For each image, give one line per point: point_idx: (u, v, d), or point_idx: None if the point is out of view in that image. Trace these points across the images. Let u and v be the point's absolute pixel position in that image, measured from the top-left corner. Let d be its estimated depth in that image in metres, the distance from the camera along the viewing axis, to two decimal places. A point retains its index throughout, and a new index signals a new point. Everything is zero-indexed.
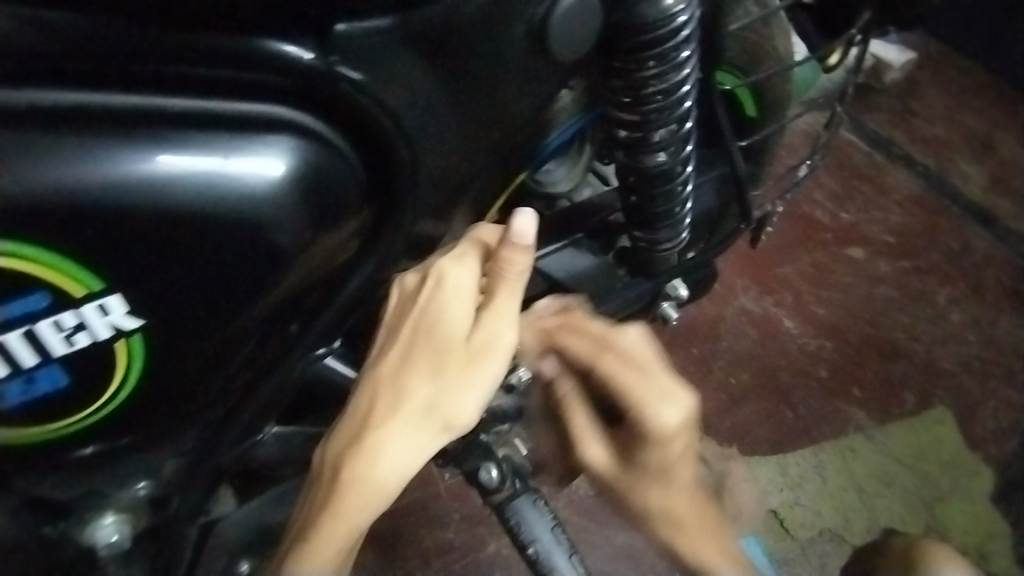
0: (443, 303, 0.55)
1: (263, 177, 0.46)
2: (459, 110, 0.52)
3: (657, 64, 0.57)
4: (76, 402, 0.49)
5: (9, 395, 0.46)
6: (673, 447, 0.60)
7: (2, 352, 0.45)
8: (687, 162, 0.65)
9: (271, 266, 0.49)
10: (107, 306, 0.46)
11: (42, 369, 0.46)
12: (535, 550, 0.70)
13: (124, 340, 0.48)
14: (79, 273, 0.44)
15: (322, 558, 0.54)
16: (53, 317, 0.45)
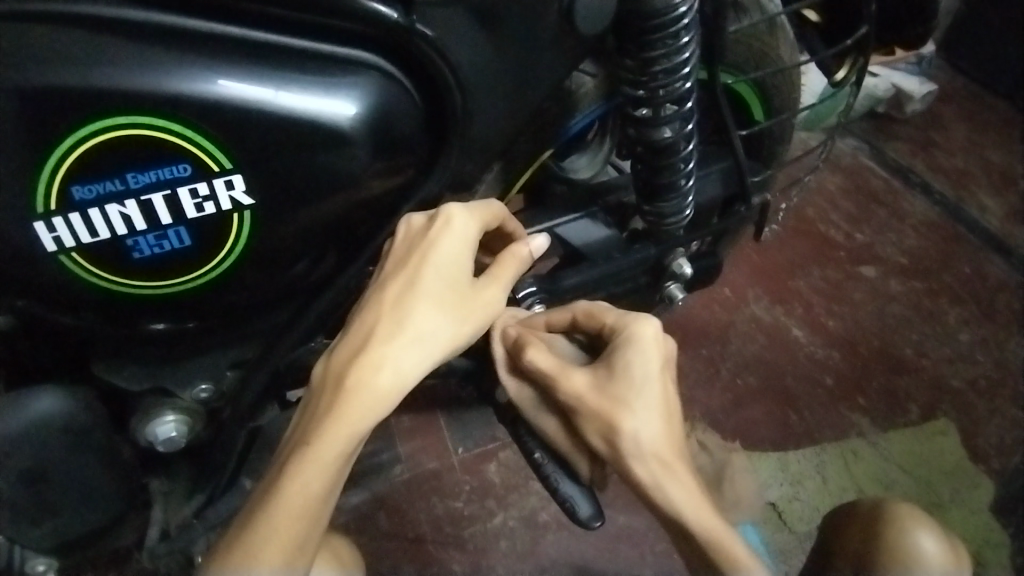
0: (450, 244, 0.61)
1: (343, 113, 0.55)
2: (498, 73, 0.61)
3: (663, 48, 0.66)
4: (190, 264, 0.58)
5: (141, 246, 0.55)
6: (653, 361, 0.71)
7: (146, 207, 0.54)
8: (689, 140, 0.73)
9: (342, 185, 0.58)
10: (232, 183, 0.55)
11: (173, 228, 0.55)
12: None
13: (238, 214, 0.57)
14: (214, 151, 0.53)
15: (320, 461, 0.58)
16: (192, 185, 0.54)
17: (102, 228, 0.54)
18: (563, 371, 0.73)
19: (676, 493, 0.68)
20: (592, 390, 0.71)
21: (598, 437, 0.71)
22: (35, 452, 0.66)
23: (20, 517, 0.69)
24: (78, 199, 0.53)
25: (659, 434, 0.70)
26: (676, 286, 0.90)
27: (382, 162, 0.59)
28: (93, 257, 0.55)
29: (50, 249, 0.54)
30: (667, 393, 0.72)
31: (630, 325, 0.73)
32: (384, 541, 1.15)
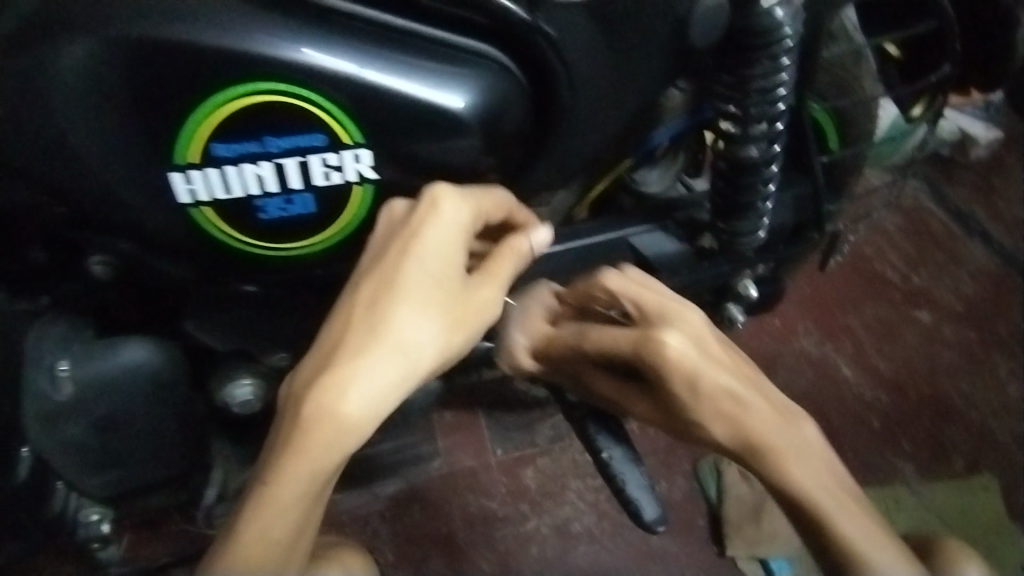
0: (438, 239, 0.57)
1: (458, 105, 0.56)
2: (607, 80, 0.60)
3: (766, 65, 0.66)
4: (307, 229, 0.60)
5: (269, 208, 0.58)
6: (684, 362, 0.75)
7: (279, 171, 0.57)
8: (773, 163, 0.74)
9: (444, 172, 0.59)
10: (360, 156, 0.57)
11: (300, 194, 0.58)
12: (609, 456, 0.85)
13: (359, 187, 0.59)
14: (348, 123, 0.55)
15: (279, 502, 0.55)
16: (323, 154, 0.57)
17: (236, 186, 0.57)
18: (664, 377, 0.76)
19: (813, 476, 0.70)
20: (687, 388, 0.75)
21: (714, 423, 0.75)
22: (120, 400, 0.69)
23: (93, 463, 0.72)
24: (218, 155, 0.55)
25: (741, 426, 0.74)
26: (737, 308, 0.91)
27: (487, 154, 0.60)
28: (222, 212, 0.58)
29: (184, 200, 0.58)
30: (724, 384, 0.75)
31: (654, 330, 0.77)
32: (417, 533, 1.17)
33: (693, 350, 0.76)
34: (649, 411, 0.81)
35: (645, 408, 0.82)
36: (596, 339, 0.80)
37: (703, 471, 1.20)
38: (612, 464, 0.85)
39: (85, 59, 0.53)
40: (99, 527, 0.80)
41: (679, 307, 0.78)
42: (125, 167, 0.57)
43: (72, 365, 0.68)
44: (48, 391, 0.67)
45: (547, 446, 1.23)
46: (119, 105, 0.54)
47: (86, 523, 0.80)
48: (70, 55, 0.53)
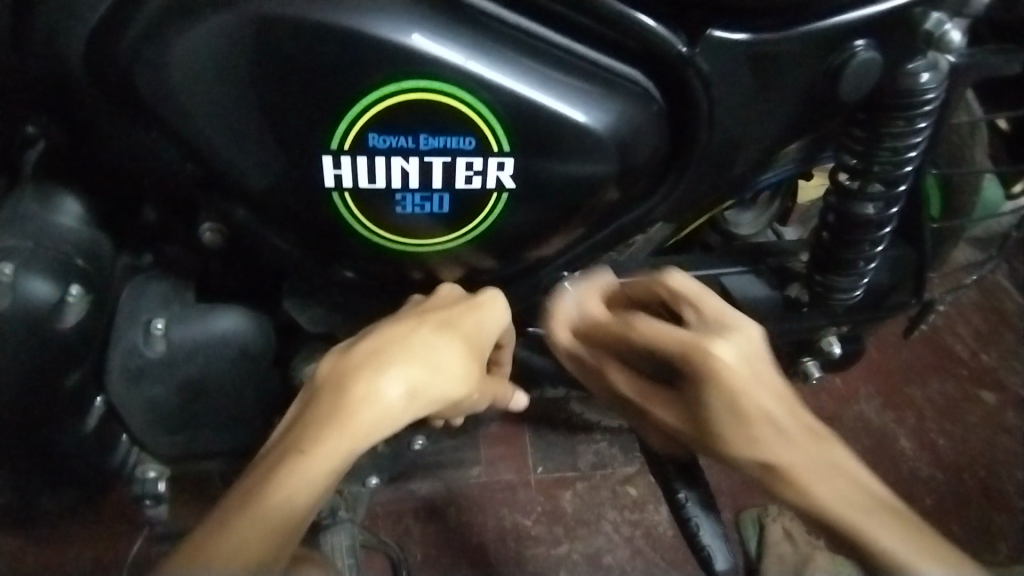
0: (492, 316, 0.62)
1: (597, 124, 0.55)
2: (744, 118, 0.58)
3: (904, 125, 0.64)
4: (435, 230, 0.59)
5: (406, 204, 0.58)
6: (729, 384, 0.55)
7: (425, 169, 0.56)
8: (886, 224, 0.70)
9: (565, 188, 0.58)
10: (504, 164, 0.56)
11: (439, 193, 0.58)
12: (685, 497, 0.76)
13: (496, 194, 0.58)
14: (498, 131, 0.55)
15: (287, 490, 0.48)
16: (470, 158, 0.56)
17: (380, 177, 0.56)
18: (708, 383, 0.56)
19: (882, 531, 0.49)
20: (726, 411, 0.55)
21: (741, 447, 0.55)
22: (207, 363, 0.70)
23: (163, 425, 0.73)
24: (371, 145, 0.55)
25: (798, 462, 0.54)
26: (814, 363, 0.88)
27: (617, 179, 0.59)
28: (359, 201, 0.58)
29: (327, 185, 0.57)
30: (767, 401, 0.55)
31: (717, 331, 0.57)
32: (447, 539, 1.12)
33: (753, 364, 0.56)
34: (672, 418, 0.60)
35: (674, 420, 0.60)
36: (640, 331, 0.59)
37: (745, 524, 1.09)
38: (688, 507, 0.76)
39: (229, 31, 0.51)
40: (156, 485, 0.80)
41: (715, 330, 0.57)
42: (253, 141, 0.56)
43: (168, 325, 0.69)
44: (142, 346, 0.69)
45: (588, 472, 1.18)
46: (261, 81, 0.53)
47: (142, 479, 0.80)
48: (218, 21, 0.51)
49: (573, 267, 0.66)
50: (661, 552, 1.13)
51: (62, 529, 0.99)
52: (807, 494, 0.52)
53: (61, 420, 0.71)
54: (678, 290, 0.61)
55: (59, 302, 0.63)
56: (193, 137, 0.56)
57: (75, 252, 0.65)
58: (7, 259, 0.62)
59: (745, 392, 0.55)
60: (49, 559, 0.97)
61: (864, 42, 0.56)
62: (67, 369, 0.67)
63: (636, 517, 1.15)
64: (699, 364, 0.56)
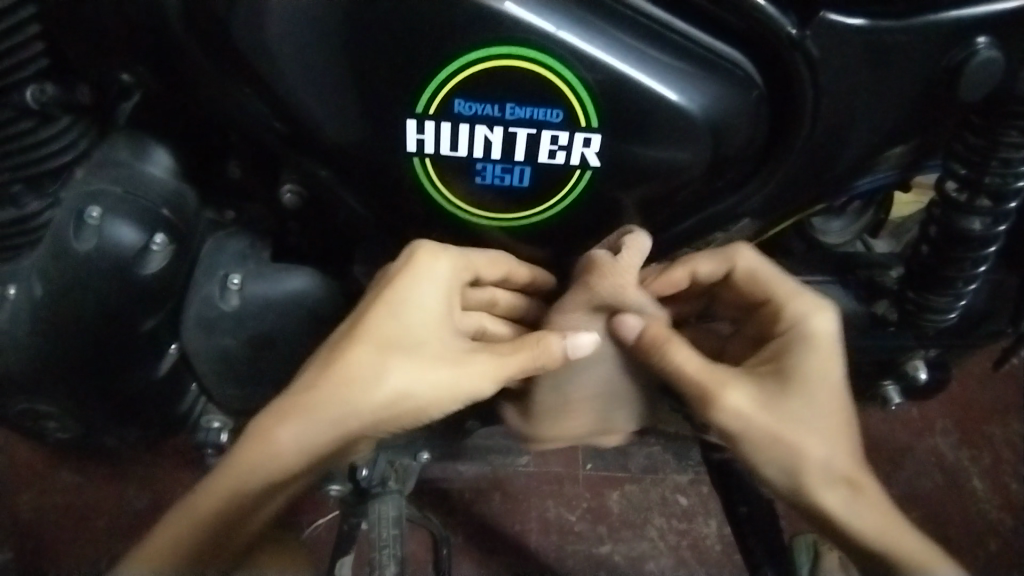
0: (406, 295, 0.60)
1: (687, 106, 0.53)
2: (845, 114, 0.55)
3: (1018, 135, 0.58)
4: (513, 204, 0.58)
5: (486, 174, 0.57)
6: (813, 355, 0.62)
7: (510, 140, 0.55)
8: (992, 243, 0.65)
9: (646, 172, 0.56)
10: (590, 141, 0.55)
11: (520, 166, 0.56)
12: (747, 510, 0.76)
13: (578, 172, 0.56)
14: (587, 106, 0.53)
15: (175, 534, 0.58)
16: (556, 132, 0.54)
17: (463, 145, 0.56)
18: (800, 347, 0.62)
19: (865, 518, 0.61)
20: (816, 372, 0.61)
21: (802, 444, 0.61)
22: (273, 321, 0.71)
23: (229, 377, 0.75)
24: (456, 111, 0.54)
25: (851, 452, 0.62)
26: (895, 389, 0.82)
27: (704, 168, 0.56)
28: (439, 167, 0.57)
29: (410, 149, 0.57)
30: (832, 388, 0.62)
31: (802, 309, 0.63)
32: (490, 524, 1.12)
33: (829, 352, 0.62)
34: (747, 401, 0.61)
35: (750, 406, 0.61)
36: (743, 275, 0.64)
37: None
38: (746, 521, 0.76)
39: None
40: (218, 436, 0.84)
41: (813, 299, 0.63)
42: (341, 102, 0.56)
43: (243, 281, 0.70)
44: (217, 298, 0.70)
45: (639, 475, 1.15)
46: (352, 43, 0.53)
47: (206, 427, 0.84)
48: None
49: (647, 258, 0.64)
50: (706, 564, 1.10)
51: (132, 468, 1.04)
52: (844, 473, 0.61)
53: (138, 363, 0.74)
54: (753, 272, 0.64)
55: (143, 248, 0.66)
56: (282, 97, 0.57)
57: (162, 202, 0.68)
58: (96, 203, 0.66)
59: (818, 388, 0.61)
60: (119, 495, 1.02)
61: (985, 39, 0.52)
62: (147, 314, 0.70)
63: (684, 526, 1.12)
64: (794, 324, 0.63)
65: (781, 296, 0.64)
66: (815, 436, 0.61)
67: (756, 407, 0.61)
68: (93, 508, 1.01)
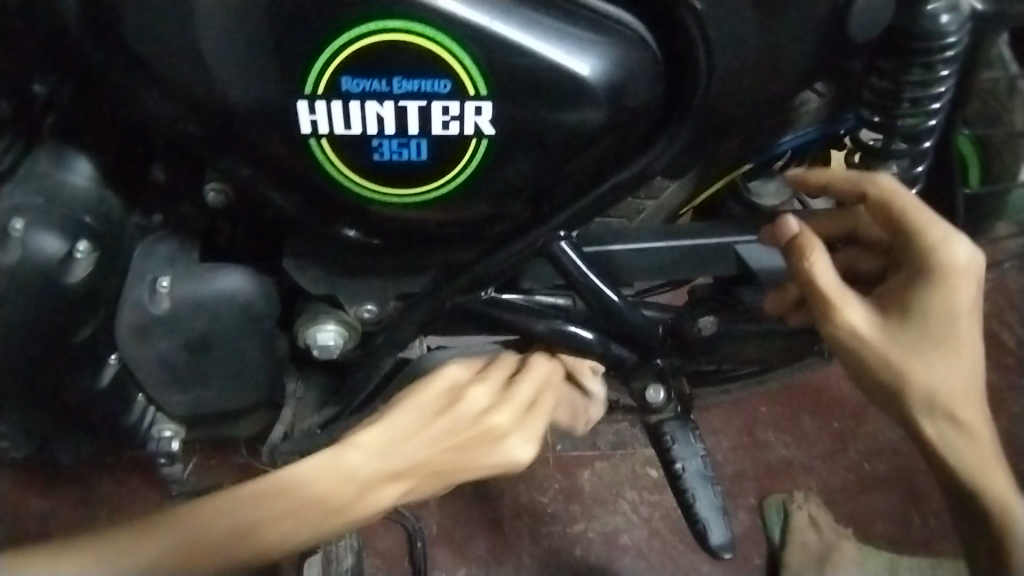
0: (479, 453, 0.64)
1: (580, 66, 0.54)
2: (743, 61, 0.57)
3: (920, 73, 0.59)
4: (414, 179, 0.58)
5: (383, 150, 0.57)
6: (949, 289, 0.60)
7: (400, 114, 0.55)
8: (914, 184, 0.67)
9: (551, 134, 0.56)
10: (482, 109, 0.55)
11: (415, 140, 0.56)
12: (682, 468, 0.78)
13: (475, 140, 0.57)
14: (476, 74, 0.54)
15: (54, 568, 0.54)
16: (446, 102, 0.55)
17: (356, 122, 0.56)
18: (926, 280, 0.61)
19: (963, 454, 0.62)
20: (940, 306, 0.60)
21: (913, 366, 0.61)
22: (208, 322, 0.69)
23: (171, 382, 0.73)
24: (345, 89, 0.54)
25: (967, 391, 0.62)
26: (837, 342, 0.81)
27: (611, 129, 0.57)
28: (336, 147, 0.57)
29: (303, 131, 0.56)
30: (970, 324, 0.61)
31: (946, 239, 0.60)
32: (463, 513, 1.10)
33: (963, 285, 0.60)
34: (863, 321, 0.62)
35: (867, 325, 0.62)
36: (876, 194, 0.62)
37: (768, 509, 1.07)
38: (684, 478, 0.78)
39: None
40: (170, 444, 0.82)
41: (947, 230, 0.61)
42: (252, 91, 0.55)
43: (172, 283, 0.68)
44: (146, 302, 0.68)
45: (608, 451, 1.14)
46: (248, 29, 0.52)
47: (158, 437, 0.82)
48: None
49: (575, 224, 0.63)
50: (679, 534, 1.09)
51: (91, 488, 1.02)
52: (946, 398, 0.61)
53: (76, 372, 0.72)
54: (896, 195, 0.62)
55: (66, 257, 0.64)
56: (189, 91, 0.55)
57: (84, 208, 0.65)
58: (19, 214, 0.63)
59: (949, 325, 0.61)
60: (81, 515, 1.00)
61: None
62: (78, 325, 0.68)
63: (655, 498, 1.11)
64: (926, 253, 0.61)
65: (916, 224, 0.61)
66: (931, 358, 0.61)
67: (875, 323, 0.62)
68: (57, 532, 1.00)
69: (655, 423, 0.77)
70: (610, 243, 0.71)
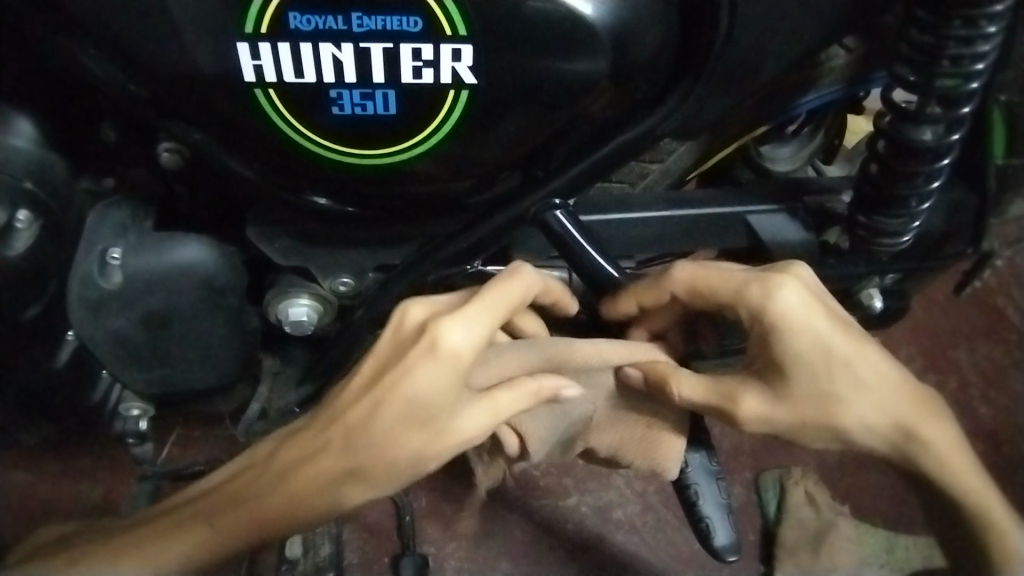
0: (426, 380, 0.53)
1: (573, 8, 0.46)
2: (761, 5, 0.50)
3: (963, 26, 0.52)
4: (384, 137, 0.52)
5: (344, 101, 0.50)
6: (808, 334, 0.57)
7: (363, 60, 0.48)
8: (946, 154, 0.59)
9: (536, 84, 0.50)
10: (460, 53, 0.48)
11: (382, 90, 0.50)
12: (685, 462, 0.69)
13: (454, 91, 0.50)
14: (453, 12, 0.46)
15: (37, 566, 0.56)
16: (416, 45, 0.48)
17: (310, 70, 0.49)
18: (782, 342, 0.57)
19: (928, 459, 0.61)
20: (814, 354, 0.57)
21: (833, 412, 0.59)
22: (166, 296, 0.63)
23: (128, 360, 0.67)
24: (293, 28, 0.47)
25: (889, 411, 0.60)
26: (852, 319, 0.72)
27: (609, 84, 0.50)
28: (287, 98, 0.50)
29: (248, 79, 0.50)
30: (857, 346, 0.58)
31: (770, 284, 0.57)
32: (449, 487, 1.02)
33: (821, 316, 0.57)
34: (760, 396, 0.59)
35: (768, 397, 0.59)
36: (681, 287, 0.59)
37: (765, 485, 1.02)
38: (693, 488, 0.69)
39: None
40: (137, 423, 0.76)
41: (763, 279, 0.57)
42: (204, 36, 0.48)
43: (124, 254, 0.62)
44: (97, 276, 0.61)
45: None
46: None
47: (125, 416, 0.76)
48: None
49: (569, 192, 0.57)
50: (673, 509, 1.02)
51: (46, 461, 0.94)
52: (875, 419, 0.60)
53: (29, 354, 0.66)
54: (702, 288, 0.58)
55: (5, 227, 0.57)
56: (139, 31, 0.48)
57: (23, 173, 0.58)
58: None
59: (843, 363, 0.58)
60: (31, 490, 0.93)
61: None
62: (27, 301, 0.62)
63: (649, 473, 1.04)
64: (759, 314, 0.57)
65: (734, 303, 0.58)
66: (845, 395, 0.59)
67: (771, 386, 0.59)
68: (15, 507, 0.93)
69: None
70: (606, 211, 0.65)
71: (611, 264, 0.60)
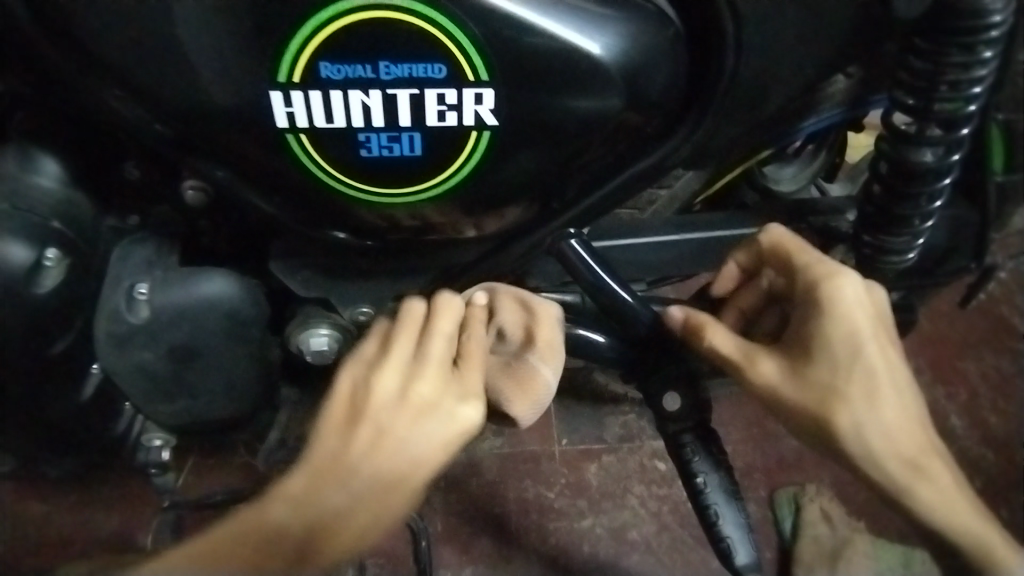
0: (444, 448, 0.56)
1: (585, 46, 0.49)
2: (764, 38, 0.52)
3: (961, 54, 0.54)
4: (408, 176, 0.54)
5: (371, 144, 0.52)
6: (841, 323, 0.59)
7: (389, 105, 0.51)
8: (948, 175, 0.61)
9: (554, 121, 0.51)
10: (482, 96, 0.50)
11: (407, 133, 0.52)
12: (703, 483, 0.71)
13: (476, 132, 0.52)
14: (476, 58, 0.49)
15: None
16: (441, 89, 0.50)
17: (339, 115, 0.51)
18: (818, 317, 0.60)
19: (929, 499, 0.59)
20: (847, 350, 0.59)
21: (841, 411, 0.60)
22: (191, 330, 0.65)
23: (153, 392, 0.68)
24: (324, 76, 0.50)
25: (897, 442, 0.60)
26: None
27: (622, 119, 0.52)
28: (316, 141, 0.53)
29: (281, 125, 0.52)
30: (887, 364, 0.60)
31: (830, 272, 0.60)
32: (465, 510, 1.02)
33: (858, 319, 0.59)
34: (780, 372, 0.61)
35: (792, 379, 0.61)
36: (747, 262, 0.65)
37: (780, 502, 1.02)
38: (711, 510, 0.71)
39: None
40: (160, 453, 0.78)
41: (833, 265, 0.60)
42: (235, 82, 0.50)
43: (151, 290, 0.64)
44: (124, 311, 0.63)
45: (615, 445, 1.08)
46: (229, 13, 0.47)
47: (147, 447, 0.77)
48: None
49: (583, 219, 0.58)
50: (689, 528, 1.02)
51: (66, 494, 0.95)
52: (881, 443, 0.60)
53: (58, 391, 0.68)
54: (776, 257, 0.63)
55: (35, 265, 0.59)
56: (173, 81, 0.51)
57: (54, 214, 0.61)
58: None
59: (868, 370, 0.59)
60: (54, 523, 0.93)
61: None
62: (56, 336, 0.64)
63: (664, 492, 1.04)
64: (813, 288, 0.60)
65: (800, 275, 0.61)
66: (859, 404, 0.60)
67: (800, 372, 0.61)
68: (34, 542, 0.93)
69: (672, 434, 0.71)
70: (616, 236, 0.67)
71: (622, 288, 0.62)
